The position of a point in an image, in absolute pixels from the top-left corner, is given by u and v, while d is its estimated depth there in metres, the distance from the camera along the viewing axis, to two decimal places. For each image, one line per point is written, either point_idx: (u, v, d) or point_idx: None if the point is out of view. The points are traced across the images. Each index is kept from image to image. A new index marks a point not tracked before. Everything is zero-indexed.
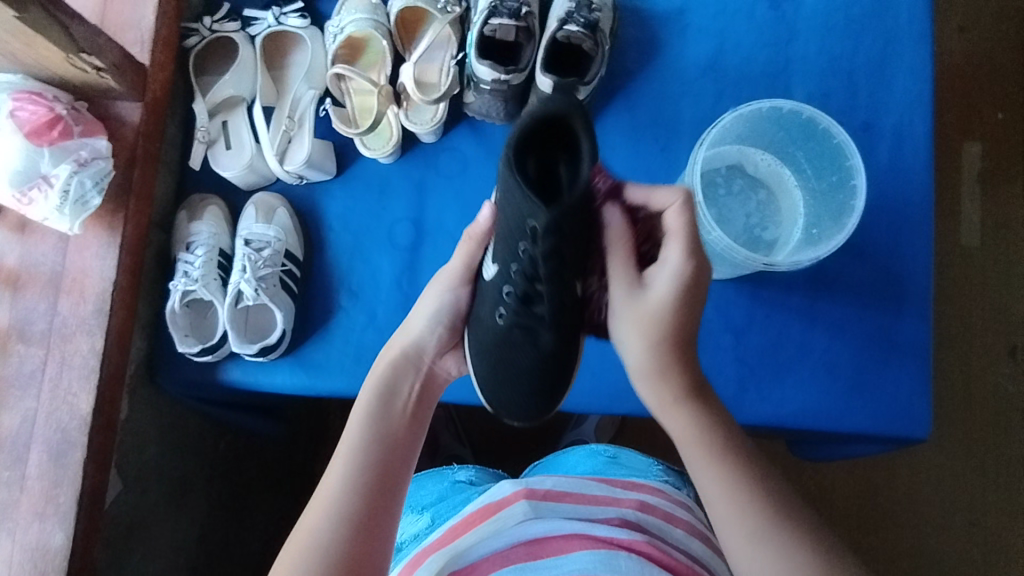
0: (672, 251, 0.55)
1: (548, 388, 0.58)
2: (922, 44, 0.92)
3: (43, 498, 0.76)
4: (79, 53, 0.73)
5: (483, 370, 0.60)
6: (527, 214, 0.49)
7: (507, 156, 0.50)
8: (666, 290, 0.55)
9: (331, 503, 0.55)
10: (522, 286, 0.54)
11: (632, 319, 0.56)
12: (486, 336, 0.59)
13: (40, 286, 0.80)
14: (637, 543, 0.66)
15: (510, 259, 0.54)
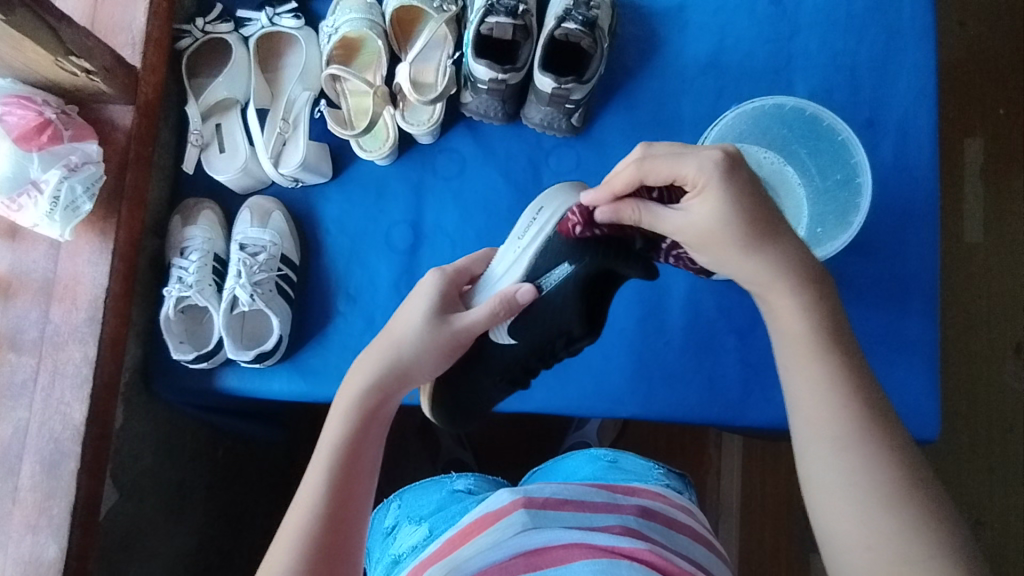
0: (689, 169, 0.54)
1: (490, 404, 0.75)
2: (925, 37, 0.90)
3: (36, 510, 0.75)
4: (68, 56, 0.72)
5: (457, 396, 0.70)
6: (574, 331, 0.64)
7: (575, 283, 0.61)
8: (710, 215, 0.54)
9: (296, 533, 0.52)
10: (531, 361, 0.67)
11: (704, 240, 0.56)
12: (474, 381, 0.69)
13: (32, 293, 0.79)
14: (640, 552, 0.64)
15: (531, 341, 0.65)
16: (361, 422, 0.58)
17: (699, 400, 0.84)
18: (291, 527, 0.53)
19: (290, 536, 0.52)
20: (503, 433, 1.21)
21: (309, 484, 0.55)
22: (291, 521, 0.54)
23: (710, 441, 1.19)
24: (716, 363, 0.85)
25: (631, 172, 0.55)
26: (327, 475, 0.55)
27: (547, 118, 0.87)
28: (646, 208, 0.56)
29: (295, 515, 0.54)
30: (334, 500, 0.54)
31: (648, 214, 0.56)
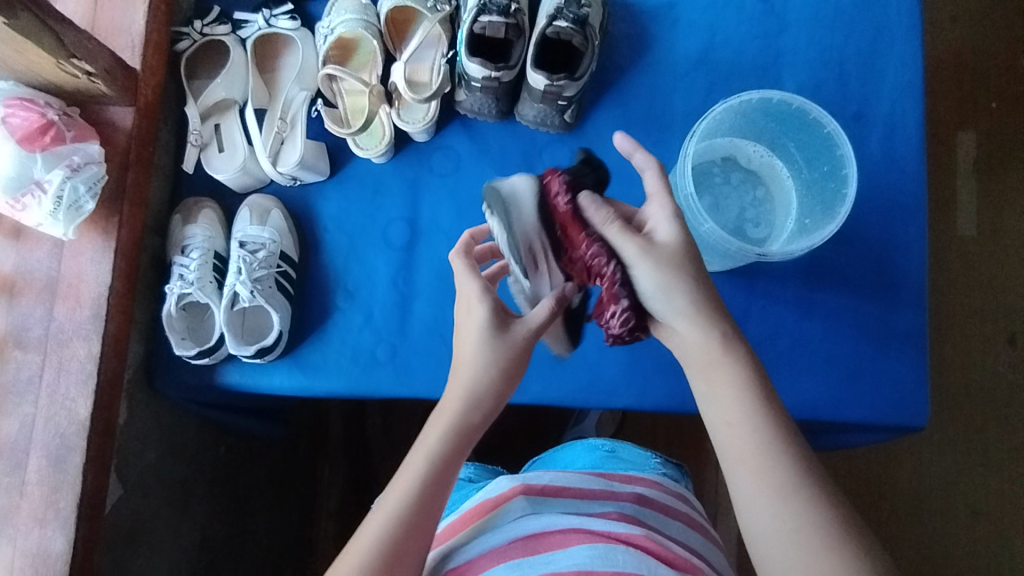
0: (661, 201, 0.58)
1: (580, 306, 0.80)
2: (912, 33, 0.92)
3: (43, 503, 0.77)
4: (69, 58, 0.73)
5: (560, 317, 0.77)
6: None
7: None
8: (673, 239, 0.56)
9: (375, 537, 0.55)
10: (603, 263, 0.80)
11: (645, 276, 0.55)
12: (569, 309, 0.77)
13: (36, 292, 0.80)
14: (634, 536, 0.66)
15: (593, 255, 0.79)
16: (457, 438, 0.59)
17: (692, 390, 0.86)
18: (368, 528, 0.56)
19: (367, 537, 0.55)
20: (503, 427, 1.23)
21: (396, 491, 0.57)
22: (370, 524, 0.56)
23: (707, 435, 1.20)
24: None
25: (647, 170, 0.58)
26: (415, 487, 0.57)
27: (540, 115, 0.89)
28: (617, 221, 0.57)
29: (376, 518, 0.56)
30: (416, 514, 0.56)
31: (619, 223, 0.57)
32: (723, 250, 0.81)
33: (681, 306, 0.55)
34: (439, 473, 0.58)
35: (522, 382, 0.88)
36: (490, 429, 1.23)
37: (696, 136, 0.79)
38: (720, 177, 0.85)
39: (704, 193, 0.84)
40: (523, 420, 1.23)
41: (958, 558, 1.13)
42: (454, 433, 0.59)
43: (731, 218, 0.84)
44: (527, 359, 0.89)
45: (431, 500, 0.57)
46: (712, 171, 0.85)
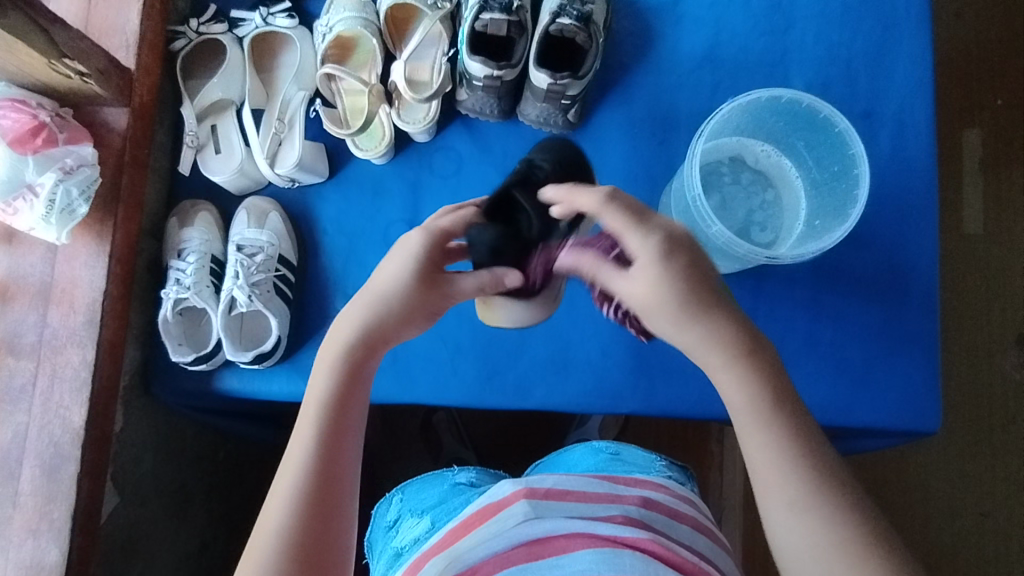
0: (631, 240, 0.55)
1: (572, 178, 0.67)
2: (921, 29, 0.90)
3: (37, 514, 0.75)
4: (62, 58, 0.72)
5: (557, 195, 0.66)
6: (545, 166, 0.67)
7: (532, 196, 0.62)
8: (650, 286, 0.54)
9: (287, 491, 0.53)
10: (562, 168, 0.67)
11: (650, 314, 0.55)
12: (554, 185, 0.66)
13: (29, 298, 0.79)
14: (642, 541, 0.64)
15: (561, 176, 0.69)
16: (343, 374, 0.58)
17: (699, 395, 0.84)
18: (282, 486, 0.54)
19: (281, 494, 0.53)
20: (505, 430, 1.21)
21: (300, 433, 0.56)
22: (280, 483, 0.54)
23: (711, 437, 1.19)
24: None
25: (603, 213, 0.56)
26: (315, 431, 0.55)
27: (543, 114, 0.87)
28: (597, 270, 0.57)
29: (286, 470, 0.55)
30: (325, 459, 0.54)
31: (601, 273, 0.57)
32: (729, 251, 0.79)
33: (681, 335, 0.55)
34: (336, 412, 0.56)
35: (527, 386, 0.86)
36: (492, 431, 1.21)
37: (703, 137, 0.78)
38: (728, 177, 0.84)
39: (711, 193, 0.84)
40: (525, 424, 1.21)
41: (968, 562, 1.12)
42: (337, 373, 0.58)
43: (737, 220, 0.83)
44: (530, 361, 0.87)
45: (334, 440, 0.55)
46: (720, 171, 0.84)
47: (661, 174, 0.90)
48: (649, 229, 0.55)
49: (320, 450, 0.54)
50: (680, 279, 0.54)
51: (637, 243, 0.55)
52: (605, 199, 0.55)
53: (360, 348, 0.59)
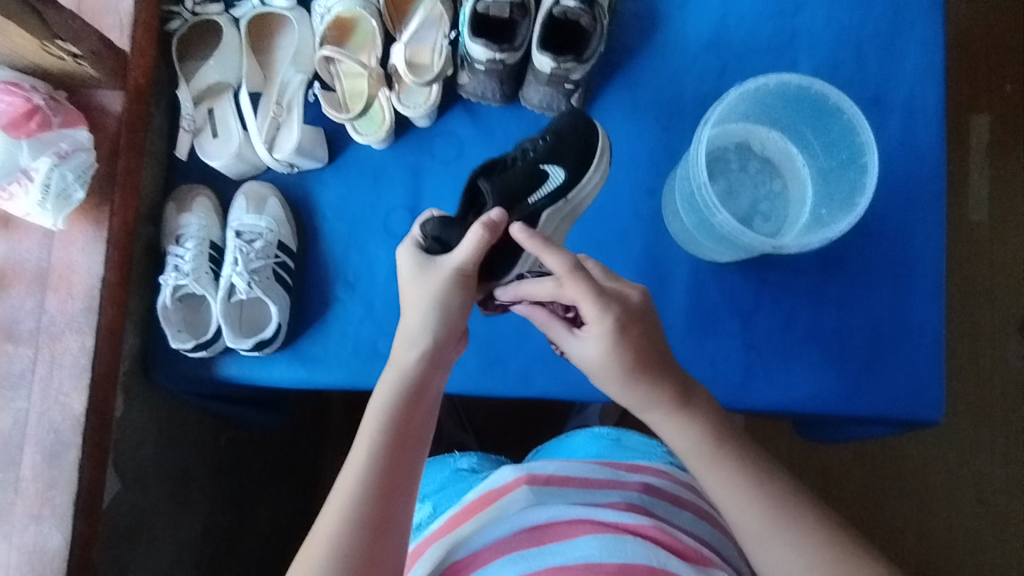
0: (588, 307, 0.55)
1: (536, 174, 0.66)
2: (932, 13, 0.88)
3: (39, 500, 0.75)
4: (54, 40, 0.70)
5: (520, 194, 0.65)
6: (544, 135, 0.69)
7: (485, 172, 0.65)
8: (598, 350, 0.57)
9: (344, 502, 0.54)
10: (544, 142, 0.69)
11: (602, 378, 0.58)
12: (517, 179, 0.65)
13: (26, 283, 0.78)
14: (644, 528, 0.64)
15: (538, 143, 0.68)
16: (407, 390, 0.58)
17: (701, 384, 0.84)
18: (340, 493, 0.55)
19: (339, 503, 0.54)
20: (505, 416, 1.22)
21: (362, 446, 0.56)
22: (338, 491, 0.55)
23: None
24: (717, 347, 0.85)
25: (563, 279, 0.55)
26: (375, 443, 0.56)
27: (546, 99, 0.86)
28: (551, 325, 0.61)
29: (344, 483, 0.55)
30: (383, 474, 0.55)
31: (553, 331, 0.60)
32: (734, 240, 0.78)
33: (626, 399, 0.59)
34: (399, 428, 0.57)
35: (528, 374, 0.86)
36: (492, 417, 1.22)
37: (710, 124, 0.76)
38: (735, 164, 0.83)
39: (717, 180, 0.82)
40: (525, 410, 1.21)
41: (963, 548, 1.12)
42: (400, 394, 0.58)
43: (742, 207, 0.82)
44: (531, 350, 0.86)
45: (394, 453, 0.56)
46: (727, 158, 0.83)
47: (666, 160, 0.89)
48: (606, 302, 0.55)
49: (379, 465, 0.55)
50: (632, 348, 0.56)
51: (597, 311, 0.55)
52: (570, 268, 0.54)
53: (424, 365, 0.59)
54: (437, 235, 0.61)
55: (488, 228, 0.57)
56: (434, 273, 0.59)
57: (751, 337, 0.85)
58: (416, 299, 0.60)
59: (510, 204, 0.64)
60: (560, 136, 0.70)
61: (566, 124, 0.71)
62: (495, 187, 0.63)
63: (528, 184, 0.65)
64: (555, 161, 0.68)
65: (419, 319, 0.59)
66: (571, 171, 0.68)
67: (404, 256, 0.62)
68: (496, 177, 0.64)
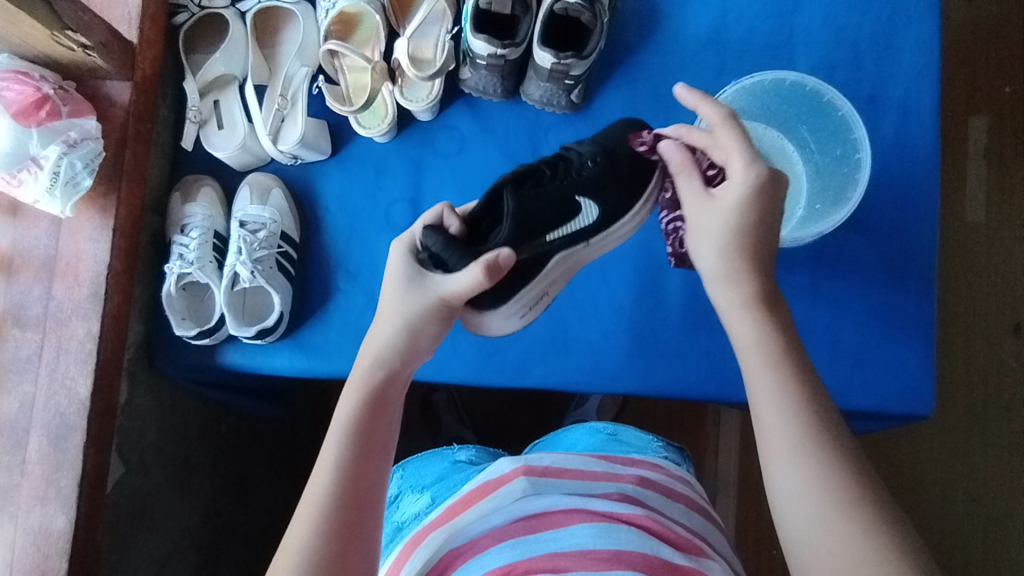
0: (737, 159, 0.57)
1: (561, 206, 0.67)
2: (929, 13, 0.90)
3: (44, 482, 0.77)
4: (64, 30, 0.71)
5: (540, 218, 0.64)
6: (586, 154, 0.73)
7: (516, 176, 0.64)
8: (731, 196, 0.57)
9: (315, 512, 0.52)
10: (581, 163, 0.72)
11: (705, 237, 0.58)
12: (543, 203, 0.65)
13: (34, 270, 0.79)
14: (637, 517, 0.65)
15: (583, 162, 0.72)
16: (372, 396, 0.57)
17: (696, 377, 0.85)
18: (310, 497, 0.54)
19: (309, 508, 0.53)
20: (504, 409, 1.23)
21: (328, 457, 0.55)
22: (308, 498, 0.54)
23: (707, 419, 1.20)
24: (712, 340, 0.86)
25: (718, 116, 0.59)
26: (342, 451, 0.55)
27: (547, 94, 0.87)
28: (683, 168, 0.62)
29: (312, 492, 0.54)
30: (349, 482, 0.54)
31: (686, 173, 0.62)
32: None
33: (716, 263, 0.57)
34: (366, 430, 0.56)
35: (526, 365, 0.88)
36: (491, 411, 1.23)
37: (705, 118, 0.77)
38: None
39: None
40: (523, 402, 1.23)
41: (957, 545, 1.13)
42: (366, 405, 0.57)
43: None
44: (529, 341, 0.88)
45: (362, 459, 0.55)
46: None
47: None
48: (754, 159, 0.57)
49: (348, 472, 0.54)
50: (756, 214, 0.56)
51: (741, 164, 0.57)
52: (725, 115, 0.59)
53: (387, 376, 0.58)
54: (436, 252, 0.58)
55: (488, 271, 0.53)
56: (423, 290, 0.57)
57: None
58: (393, 310, 0.59)
59: (527, 233, 0.63)
60: (609, 163, 0.72)
61: (610, 147, 0.74)
62: (519, 204, 0.62)
63: (552, 214, 0.66)
64: (591, 195, 0.70)
65: (389, 334, 0.59)
66: (603, 211, 0.70)
67: (397, 262, 0.59)
68: (523, 194, 0.64)
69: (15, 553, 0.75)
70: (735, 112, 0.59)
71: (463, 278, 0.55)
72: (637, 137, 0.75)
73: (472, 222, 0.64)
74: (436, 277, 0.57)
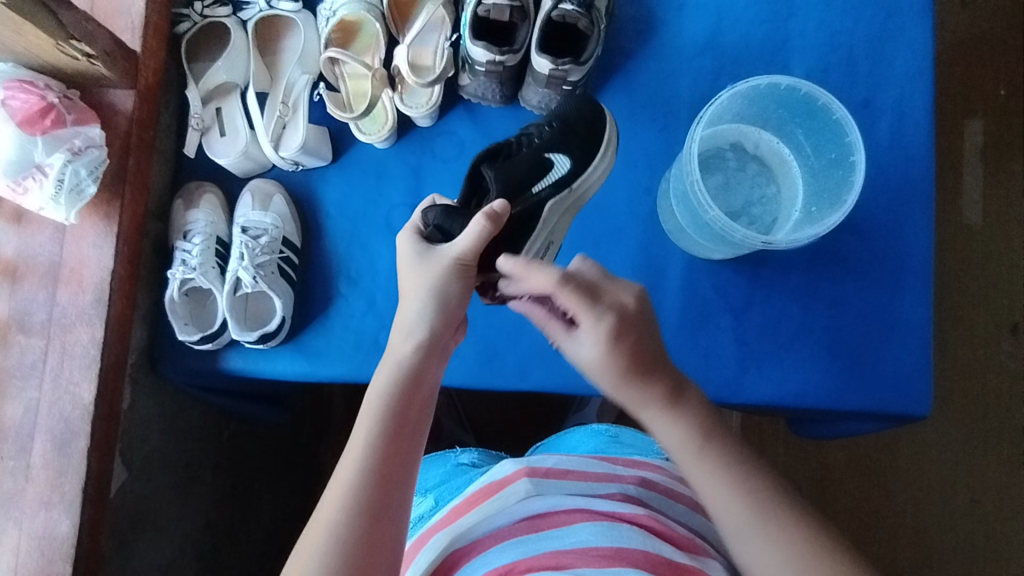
0: (586, 319, 0.54)
1: (539, 160, 0.68)
2: (922, 18, 0.91)
3: (49, 487, 0.77)
4: (68, 40, 0.72)
5: (523, 177, 0.66)
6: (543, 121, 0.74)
7: (485, 155, 0.66)
8: (596, 350, 0.54)
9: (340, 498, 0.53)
10: (543, 126, 0.73)
11: (595, 377, 0.56)
12: (519, 163, 0.67)
13: (38, 276, 0.80)
14: (639, 516, 0.66)
15: (544, 124, 0.73)
16: (408, 375, 0.58)
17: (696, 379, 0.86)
18: (336, 484, 0.54)
19: (339, 485, 0.54)
20: (504, 413, 1.24)
21: (356, 444, 0.55)
22: (340, 475, 0.55)
23: None
24: (711, 342, 0.87)
25: (547, 285, 0.54)
26: (372, 437, 0.55)
27: (545, 100, 0.88)
28: (548, 321, 0.59)
29: (339, 479, 0.54)
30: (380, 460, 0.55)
31: (551, 327, 0.59)
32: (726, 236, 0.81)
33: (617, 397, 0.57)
34: (401, 409, 0.57)
35: (526, 367, 0.88)
36: (493, 415, 1.23)
37: (703, 122, 0.79)
38: (732, 163, 0.85)
39: (714, 178, 0.85)
40: (524, 405, 1.23)
41: (957, 548, 1.13)
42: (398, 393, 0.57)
43: (734, 204, 0.84)
44: (529, 345, 0.89)
45: (398, 438, 0.56)
46: (724, 157, 0.86)
47: (661, 159, 0.91)
48: (603, 308, 0.54)
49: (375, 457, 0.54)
50: (626, 353, 0.54)
51: (591, 315, 0.54)
52: (557, 282, 0.54)
53: (421, 358, 0.58)
54: (439, 224, 0.61)
55: (490, 219, 0.56)
56: (434, 260, 0.59)
57: (744, 333, 0.87)
58: (415, 286, 0.60)
59: (517, 191, 0.65)
60: (566, 125, 0.73)
61: (565, 112, 0.74)
62: (498, 174, 0.64)
63: (532, 172, 0.67)
64: (560, 149, 0.71)
65: (418, 309, 0.59)
66: (577, 157, 0.71)
67: (404, 245, 0.62)
68: (498, 165, 0.66)
69: (19, 558, 0.76)
70: (583, 257, 0.57)
71: (467, 233, 0.57)
72: (588, 100, 0.76)
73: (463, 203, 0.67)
74: (443, 246, 0.59)
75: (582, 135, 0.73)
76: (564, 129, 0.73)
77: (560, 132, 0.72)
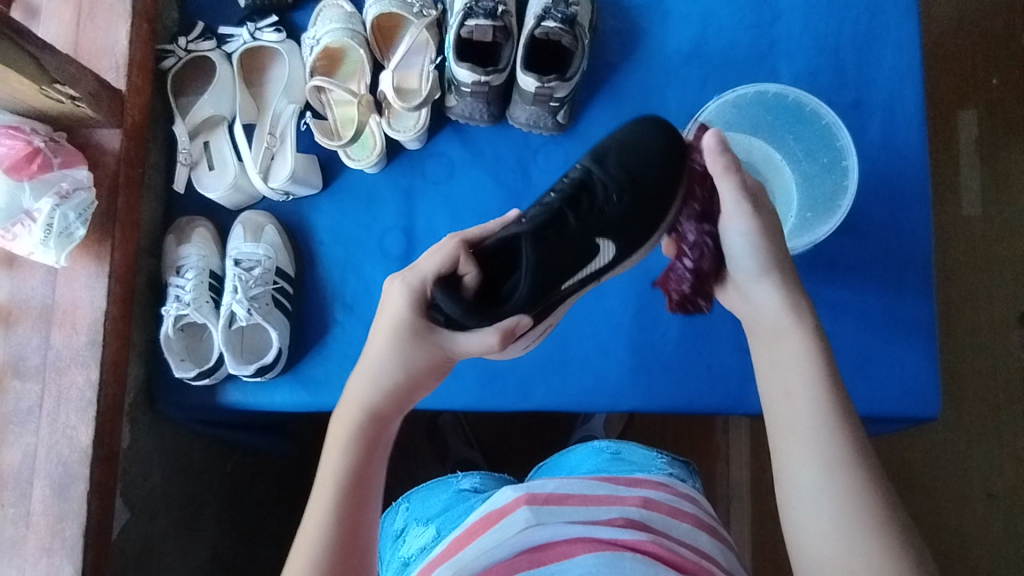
0: None
1: (580, 251, 0.58)
2: (908, 15, 0.90)
3: (50, 533, 0.76)
4: (52, 84, 0.73)
5: (557, 273, 0.56)
6: (599, 174, 0.61)
7: (526, 234, 0.55)
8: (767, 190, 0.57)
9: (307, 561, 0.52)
10: (601, 183, 0.61)
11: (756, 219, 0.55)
12: (558, 250, 0.56)
13: (31, 320, 0.80)
14: (643, 543, 0.65)
15: (608, 184, 0.61)
16: (370, 414, 0.57)
17: (699, 391, 0.85)
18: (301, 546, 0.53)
19: (313, 529, 0.53)
20: (510, 429, 1.22)
21: (317, 504, 0.54)
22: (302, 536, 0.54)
23: (716, 429, 1.19)
24: (712, 352, 0.86)
25: None
26: (333, 496, 0.54)
27: (533, 117, 0.88)
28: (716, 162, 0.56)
29: (303, 540, 0.53)
30: (351, 507, 0.54)
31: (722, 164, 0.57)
32: None
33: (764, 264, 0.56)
34: (365, 450, 0.56)
35: (527, 387, 0.87)
36: (499, 432, 1.22)
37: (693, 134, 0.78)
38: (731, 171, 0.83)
39: None
40: (529, 422, 1.22)
41: (977, 542, 1.12)
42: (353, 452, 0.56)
43: None
44: (530, 363, 0.88)
45: (365, 480, 0.55)
46: None
47: None
48: None
49: (338, 517, 0.53)
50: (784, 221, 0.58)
51: None
52: None
53: (375, 418, 0.57)
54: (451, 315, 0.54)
55: (502, 338, 0.53)
56: (433, 346, 0.55)
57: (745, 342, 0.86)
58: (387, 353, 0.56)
59: (543, 294, 0.56)
60: (636, 196, 0.61)
61: (633, 168, 0.62)
62: (530, 276, 0.54)
63: (569, 264, 0.57)
64: (613, 235, 0.60)
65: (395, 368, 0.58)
66: (626, 250, 0.61)
67: (398, 310, 0.55)
68: (543, 247, 0.55)
69: None
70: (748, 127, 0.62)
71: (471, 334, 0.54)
72: (673, 165, 0.62)
73: (487, 268, 0.56)
74: (449, 336, 0.55)
75: (641, 223, 0.61)
76: (628, 208, 0.60)
77: (623, 209, 0.60)
